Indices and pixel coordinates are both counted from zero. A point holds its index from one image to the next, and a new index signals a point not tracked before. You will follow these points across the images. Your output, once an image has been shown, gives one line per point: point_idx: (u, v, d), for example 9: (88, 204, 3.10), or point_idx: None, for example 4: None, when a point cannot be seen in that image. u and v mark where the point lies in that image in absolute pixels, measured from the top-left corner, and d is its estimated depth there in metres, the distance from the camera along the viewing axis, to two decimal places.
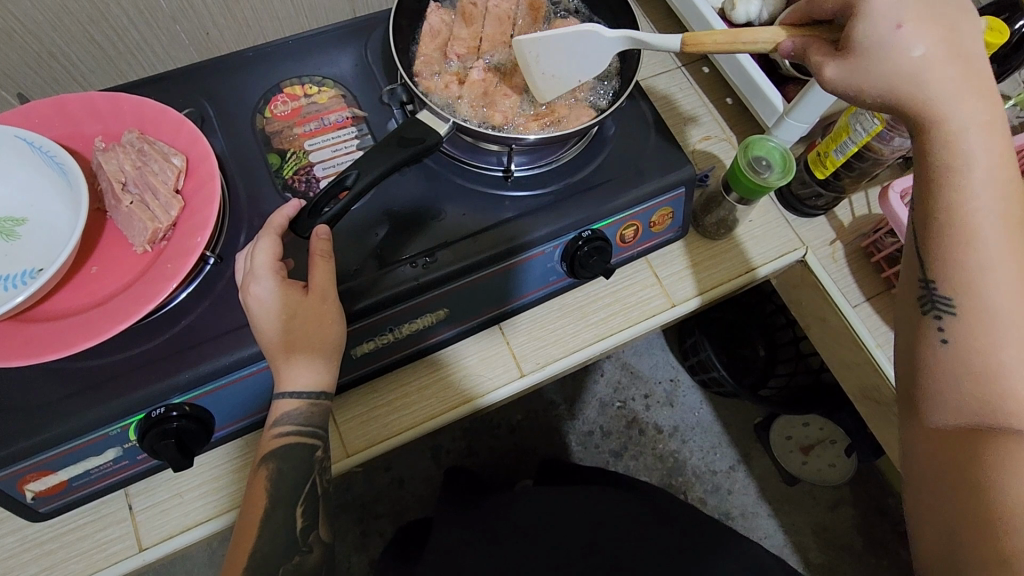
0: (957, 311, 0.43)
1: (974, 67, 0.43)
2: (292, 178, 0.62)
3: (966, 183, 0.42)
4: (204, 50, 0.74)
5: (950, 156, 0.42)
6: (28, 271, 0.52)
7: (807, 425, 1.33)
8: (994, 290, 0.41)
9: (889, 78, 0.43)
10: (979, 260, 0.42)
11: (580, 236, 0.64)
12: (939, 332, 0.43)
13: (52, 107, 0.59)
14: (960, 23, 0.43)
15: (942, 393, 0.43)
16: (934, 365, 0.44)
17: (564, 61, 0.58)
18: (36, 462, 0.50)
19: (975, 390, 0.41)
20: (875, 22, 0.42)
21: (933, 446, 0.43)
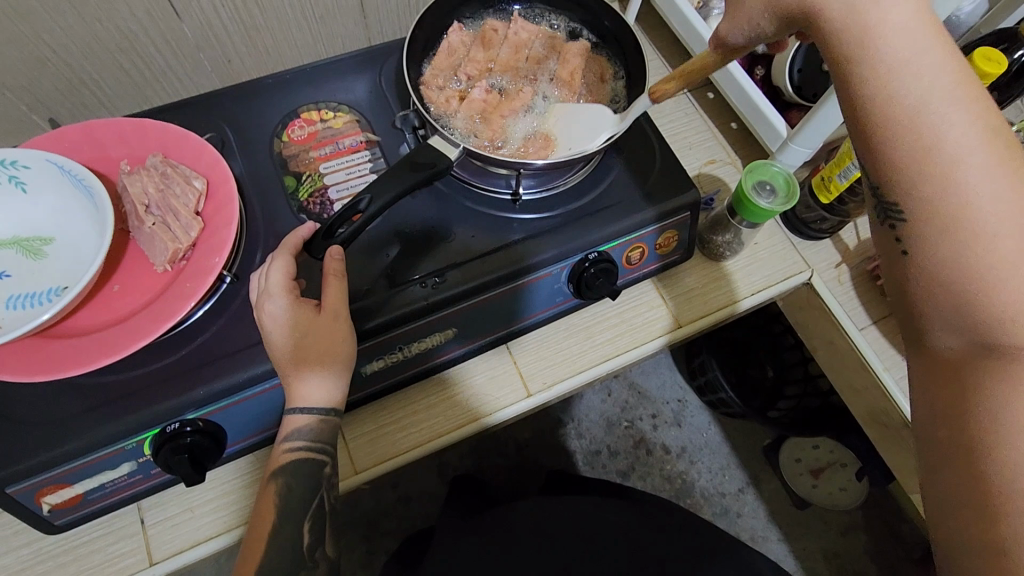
0: (909, 217, 0.39)
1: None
2: (307, 200, 0.64)
3: (883, 74, 0.39)
4: (226, 77, 0.77)
5: (862, 48, 0.40)
6: (53, 289, 0.54)
7: (818, 448, 1.30)
8: (947, 178, 0.38)
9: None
10: (924, 153, 0.38)
11: (586, 257, 0.65)
12: (898, 243, 0.40)
13: (82, 132, 0.61)
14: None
15: (934, 318, 0.40)
16: (912, 286, 0.41)
17: (576, 128, 0.65)
18: (55, 475, 0.52)
19: (958, 299, 0.38)
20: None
21: (937, 388, 0.41)
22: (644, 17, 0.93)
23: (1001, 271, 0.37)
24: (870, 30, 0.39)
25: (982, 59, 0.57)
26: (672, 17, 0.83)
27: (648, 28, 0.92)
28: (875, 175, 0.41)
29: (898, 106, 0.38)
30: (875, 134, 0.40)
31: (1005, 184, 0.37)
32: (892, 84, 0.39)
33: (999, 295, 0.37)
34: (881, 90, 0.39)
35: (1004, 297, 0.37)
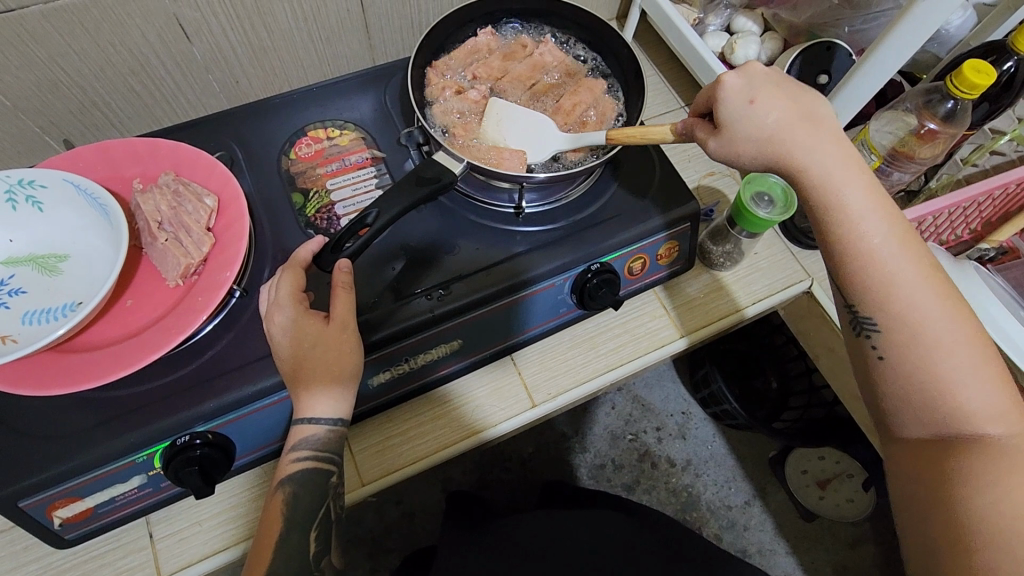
0: (883, 330, 0.48)
1: (824, 128, 0.49)
2: (315, 216, 0.65)
3: (849, 217, 0.48)
4: (234, 98, 0.79)
5: (829, 193, 0.48)
6: (68, 304, 0.55)
7: (824, 459, 1.30)
8: (905, 301, 0.47)
9: (759, 141, 0.49)
10: (886, 281, 0.47)
11: (589, 268, 0.67)
12: (874, 350, 0.48)
13: (96, 152, 0.63)
14: (801, 96, 0.50)
15: (903, 411, 0.48)
16: (884, 385, 0.49)
17: (522, 133, 0.67)
18: (66, 488, 0.52)
19: (924, 395, 0.46)
20: (733, 102, 0.50)
21: (911, 468, 0.48)
22: (641, 34, 0.96)
23: (956, 375, 0.46)
24: (833, 180, 0.48)
25: (971, 70, 0.58)
26: (669, 34, 0.85)
27: (645, 46, 0.94)
28: (850, 295, 0.49)
29: (865, 244, 0.47)
30: (850, 266, 0.48)
31: (946, 309, 0.47)
32: (856, 224, 0.47)
33: (952, 385, 0.46)
34: (837, 204, 0.48)
35: (960, 395, 0.45)
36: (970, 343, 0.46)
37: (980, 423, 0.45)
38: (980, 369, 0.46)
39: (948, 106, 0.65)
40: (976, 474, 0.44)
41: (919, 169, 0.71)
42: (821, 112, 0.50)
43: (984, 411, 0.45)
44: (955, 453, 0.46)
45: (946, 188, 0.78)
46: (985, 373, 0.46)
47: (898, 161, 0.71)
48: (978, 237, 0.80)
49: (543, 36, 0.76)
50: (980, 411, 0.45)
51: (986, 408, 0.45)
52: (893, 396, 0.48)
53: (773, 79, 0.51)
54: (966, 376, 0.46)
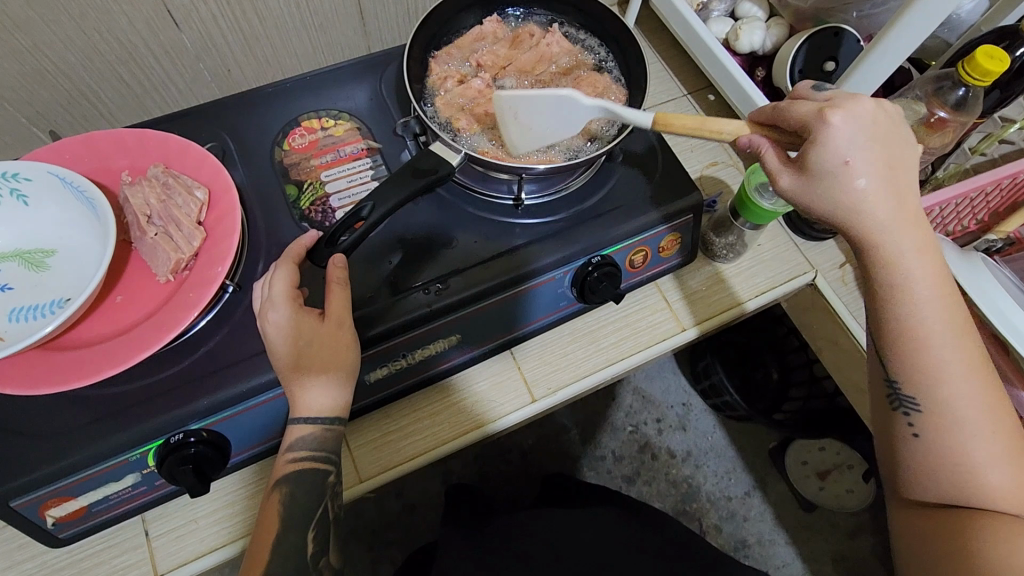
0: (923, 411, 0.47)
1: (908, 200, 0.46)
2: (309, 209, 0.64)
3: (912, 300, 0.46)
4: (226, 87, 0.77)
5: (898, 270, 0.46)
6: (57, 301, 0.54)
7: (824, 450, 1.30)
8: (951, 389, 0.47)
9: (840, 205, 0.45)
10: (934, 367, 0.47)
11: (589, 261, 0.65)
12: (909, 426, 0.48)
13: (83, 144, 0.61)
14: (897, 157, 0.46)
15: (926, 484, 0.48)
16: (911, 457, 0.49)
17: (545, 117, 0.58)
18: (59, 487, 0.51)
19: (952, 474, 0.47)
20: (829, 155, 0.44)
21: (925, 531, 0.49)
22: (643, 19, 0.94)
23: (986, 460, 0.46)
24: (904, 260, 0.46)
25: (984, 57, 0.56)
26: (673, 21, 0.83)
27: (646, 31, 0.92)
28: (893, 372, 0.49)
29: (924, 330, 0.46)
30: (905, 345, 0.47)
31: (986, 397, 0.47)
32: (917, 308, 0.46)
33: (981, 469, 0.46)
34: (908, 286, 0.46)
35: (989, 479, 0.46)
36: (1004, 430, 0.47)
37: (1001, 504, 0.46)
38: (1010, 456, 0.47)
39: (959, 94, 0.64)
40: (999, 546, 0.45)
41: (927, 159, 0.70)
42: (907, 175, 0.46)
43: (1008, 496, 0.46)
44: (977, 527, 0.46)
45: (954, 178, 0.77)
46: (1013, 459, 0.47)
47: None
48: (985, 227, 0.79)
49: (543, 22, 0.74)
50: (1005, 494, 0.46)
51: (1012, 492, 0.46)
52: (919, 469, 0.48)
53: (876, 127, 0.45)
54: (995, 462, 0.46)
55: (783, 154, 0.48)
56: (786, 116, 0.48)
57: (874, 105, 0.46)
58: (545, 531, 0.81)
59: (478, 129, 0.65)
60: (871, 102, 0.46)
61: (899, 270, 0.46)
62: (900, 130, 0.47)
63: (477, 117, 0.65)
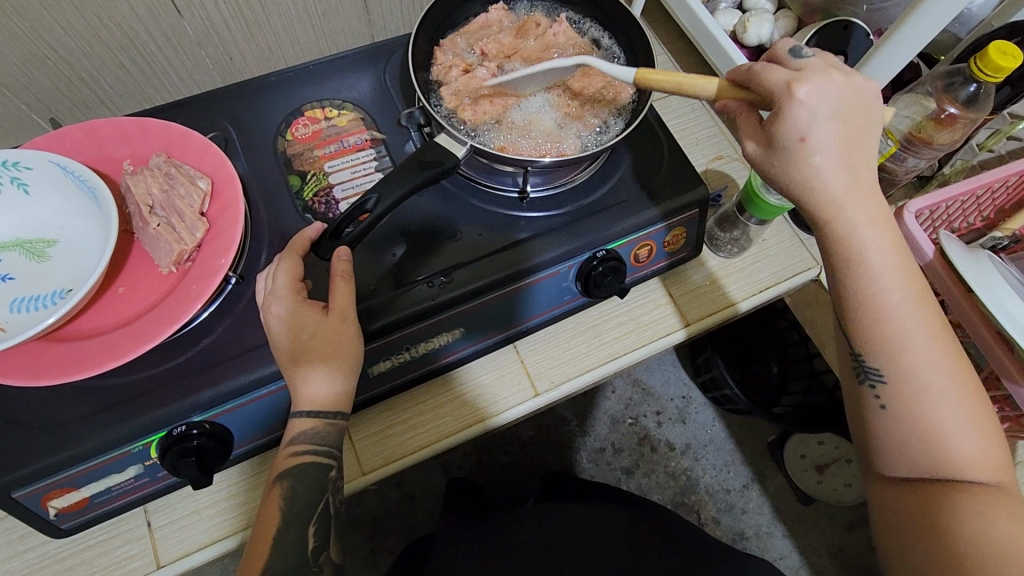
0: (888, 382, 0.48)
1: (865, 174, 0.46)
2: (313, 200, 0.63)
3: (869, 273, 0.46)
4: (228, 74, 0.76)
5: (854, 243, 0.46)
6: (58, 291, 0.54)
7: (823, 444, 1.32)
8: (914, 360, 0.47)
9: (796, 177, 0.45)
10: (895, 337, 0.47)
11: (594, 256, 0.65)
12: (876, 398, 0.49)
13: (84, 132, 0.60)
14: (857, 131, 0.45)
15: (897, 455, 0.49)
16: (880, 430, 0.49)
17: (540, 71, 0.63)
18: (61, 478, 0.51)
19: (920, 445, 0.47)
20: (787, 130, 0.44)
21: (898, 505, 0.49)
22: (649, 10, 0.92)
23: (953, 429, 0.47)
24: (861, 231, 0.46)
25: (996, 53, 0.56)
26: (681, 12, 0.83)
27: (653, 22, 0.91)
28: (857, 345, 0.49)
29: (882, 301, 0.47)
30: (865, 318, 0.47)
31: (950, 367, 0.47)
32: (876, 278, 0.46)
33: (953, 440, 0.47)
34: (862, 260, 0.46)
35: (959, 448, 0.47)
36: (969, 397, 0.47)
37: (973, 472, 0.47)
38: (976, 423, 0.47)
39: (969, 90, 0.63)
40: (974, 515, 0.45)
41: (936, 156, 0.69)
42: (867, 147, 0.46)
43: (978, 463, 0.47)
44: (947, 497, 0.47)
45: (960, 174, 0.77)
46: (980, 427, 0.47)
47: (914, 147, 0.69)
48: (992, 224, 0.79)
49: (550, 11, 0.73)
50: (974, 461, 0.47)
51: (981, 458, 0.47)
52: (889, 441, 0.49)
53: (842, 101, 0.44)
54: (962, 429, 0.47)
55: (754, 120, 0.48)
56: (756, 80, 0.46)
57: (843, 79, 0.45)
58: (545, 523, 0.81)
59: (484, 121, 0.64)
60: (841, 76, 0.45)
61: (851, 244, 0.46)
62: (867, 106, 0.46)
63: (482, 108, 0.64)
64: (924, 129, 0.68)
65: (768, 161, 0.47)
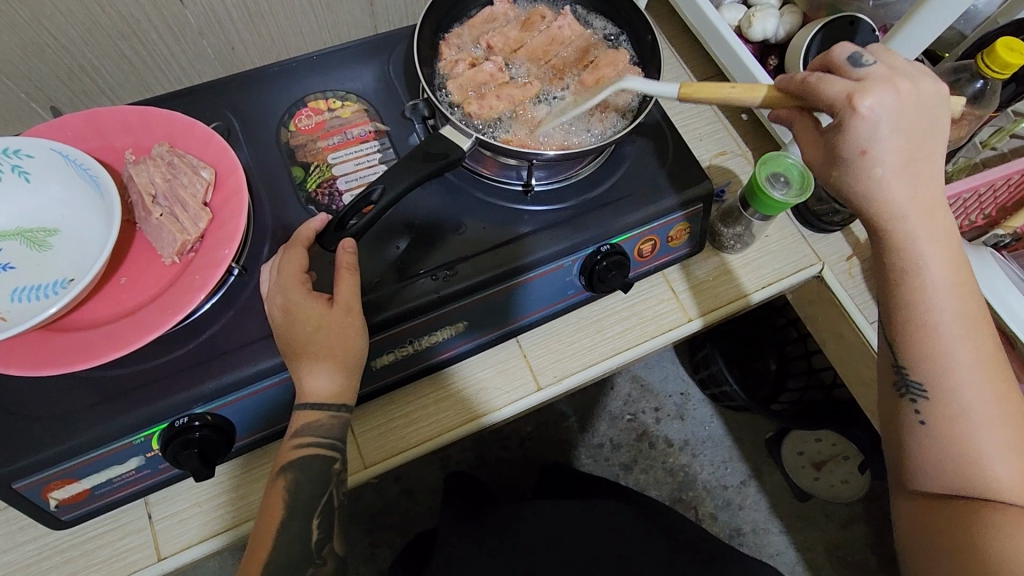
0: (930, 397, 0.48)
1: (926, 189, 0.47)
2: (316, 191, 0.63)
3: (923, 286, 0.47)
4: (229, 64, 0.76)
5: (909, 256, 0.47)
6: (59, 281, 0.53)
7: (820, 441, 1.31)
8: (960, 377, 0.47)
9: (859, 190, 0.47)
10: (943, 355, 0.47)
11: (598, 250, 0.65)
12: (916, 413, 0.48)
13: (85, 120, 0.60)
14: (922, 141, 0.46)
15: (933, 475, 0.48)
16: (919, 448, 0.49)
17: None
18: (62, 469, 0.51)
19: (958, 463, 0.47)
20: (848, 143, 0.46)
21: (933, 530, 0.47)
22: (653, 5, 0.92)
23: (994, 452, 0.46)
24: (916, 246, 0.47)
25: (1003, 49, 0.55)
26: (685, 7, 0.82)
27: (657, 16, 0.91)
28: (901, 357, 0.49)
29: (932, 317, 0.47)
30: (914, 333, 0.48)
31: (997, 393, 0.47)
32: (929, 294, 0.47)
33: (991, 460, 0.46)
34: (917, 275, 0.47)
35: (998, 470, 0.46)
36: (1012, 422, 0.47)
37: (1015, 498, 0.45)
38: (1018, 451, 0.46)
39: (976, 87, 0.63)
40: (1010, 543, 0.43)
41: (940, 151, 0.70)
42: (930, 163, 0.47)
43: (1020, 492, 0.45)
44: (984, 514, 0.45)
45: (963, 171, 0.77)
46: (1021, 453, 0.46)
47: None
48: (993, 222, 0.79)
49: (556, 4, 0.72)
50: (1016, 489, 0.45)
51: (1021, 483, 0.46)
52: (925, 459, 0.48)
53: (907, 112, 0.45)
54: (1004, 456, 0.46)
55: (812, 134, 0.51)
56: (812, 92, 0.47)
57: (909, 88, 0.46)
58: (545, 518, 0.81)
59: (490, 114, 0.64)
60: (908, 87, 0.46)
61: (908, 254, 0.47)
62: (933, 114, 0.46)
63: (488, 101, 0.64)
64: None
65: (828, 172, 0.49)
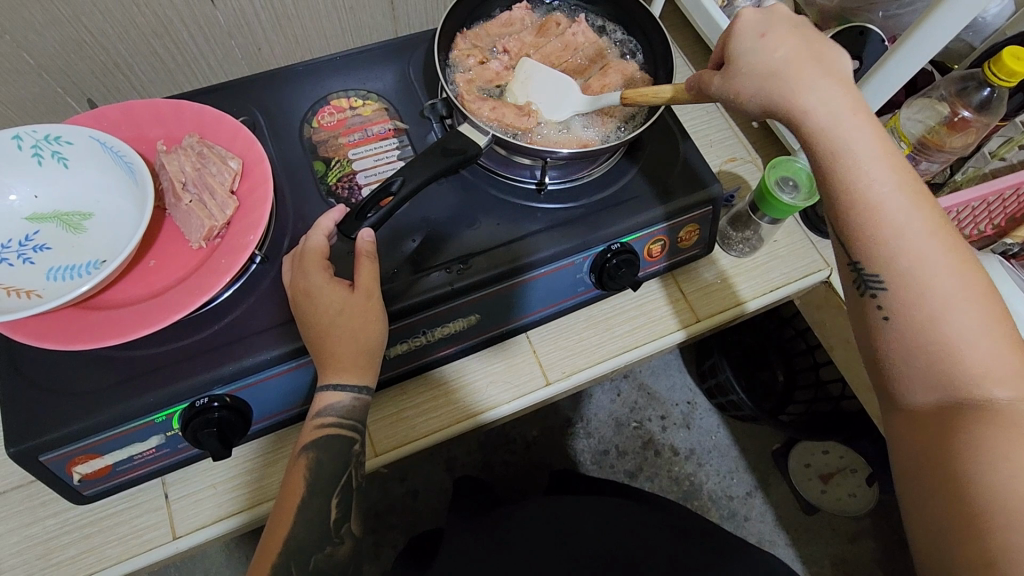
0: (888, 287, 0.46)
1: (834, 71, 0.49)
2: (336, 184, 0.65)
3: (854, 165, 0.47)
4: (254, 64, 0.79)
5: (834, 143, 0.47)
6: (92, 262, 0.56)
7: (828, 453, 1.32)
8: (914, 258, 0.45)
9: (764, 72, 0.49)
10: (892, 238, 0.46)
11: (609, 248, 0.66)
12: (879, 308, 0.47)
13: (121, 112, 0.63)
14: (818, 43, 0.50)
15: (909, 375, 0.46)
16: (889, 347, 0.46)
17: (542, 92, 0.67)
18: (87, 445, 0.53)
19: (932, 357, 0.44)
20: (745, 34, 0.51)
21: (913, 440, 0.45)
22: (667, 14, 0.94)
23: (965, 337, 0.44)
24: (841, 131, 0.47)
25: (1010, 58, 0.57)
26: (698, 17, 0.84)
27: (671, 26, 0.92)
28: (854, 254, 0.48)
29: (871, 196, 0.46)
30: (852, 216, 0.47)
31: (959, 272, 0.45)
32: (861, 177, 0.46)
33: (965, 351, 0.44)
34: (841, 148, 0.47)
35: (970, 357, 0.43)
36: (981, 305, 0.44)
37: (991, 385, 0.43)
38: (991, 333, 0.44)
39: (983, 94, 0.66)
40: (984, 445, 0.42)
41: (948, 160, 0.70)
42: (838, 63, 0.50)
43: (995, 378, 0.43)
44: (963, 415, 0.43)
45: (972, 182, 0.77)
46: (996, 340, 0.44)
47: (927, 150, 0.69)
48: (1001, 232, 0.79)
49: (573, 12, 0.74)
50: (993, 374, 0.43)
51: (999, 373, 0.43)
52: (900, 359, 0.46)
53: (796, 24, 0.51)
54: (976, 338, 0.44)
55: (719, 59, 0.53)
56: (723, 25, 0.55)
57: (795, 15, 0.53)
58: (551, 515, 0.82)
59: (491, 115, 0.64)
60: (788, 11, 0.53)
61: (828, 133, 0.47)
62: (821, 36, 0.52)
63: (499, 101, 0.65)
64: (937, 134, 0.69)
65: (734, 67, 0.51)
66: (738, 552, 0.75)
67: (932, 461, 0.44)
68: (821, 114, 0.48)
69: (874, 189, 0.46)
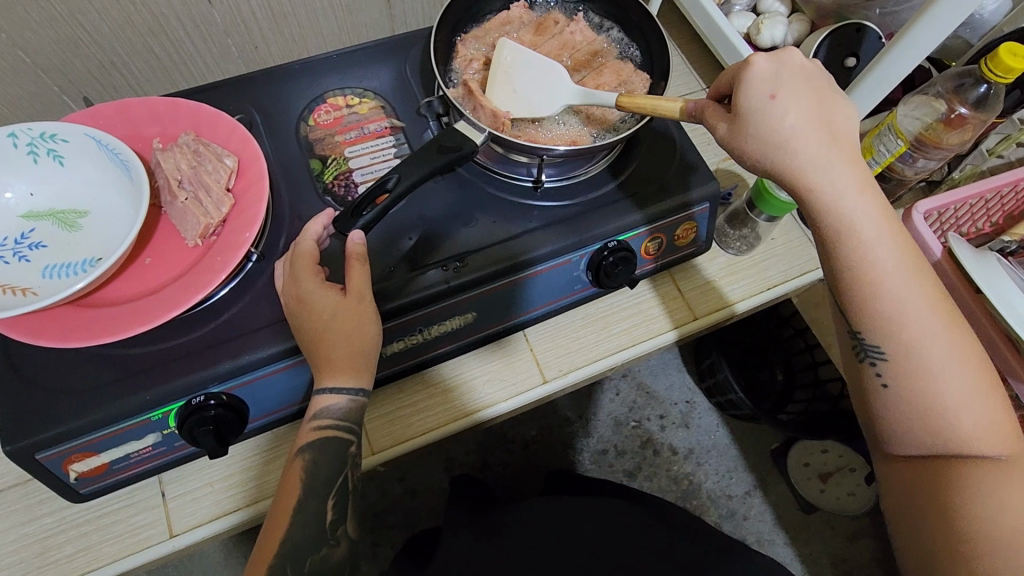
0: (888, 358, 0.49)
1: (841, 138, 0.49)
2: (332, 182, 0.65)
3: (858, 244, 0.48)
4: (251, 62, 0.79)
5: (840, 222, 0.48)
6: (88, 259, 0.56)
7: (827, 452, 1.30)
8: (912, 327, 0.48)
9: (772, 140, 0.48)
10: (893, 313, 0.48)
11: (605, 246, 0.66)
12: (878, 376, 0.50)
13: (117, 110, 0.63)
14: (824, 100, 0.50)
15: (904, 434, 0.50)
16: (886, 407, 0.50)
17: (529, 82, 0.65)
18: (82, 443, 0.53)
19: (927, 422, 0.48)
20: (756, 90, 0.49)
21: (907, 485, 0.51)
22: (664, 13, 0.94)
23: (958, 401, 0.47)
24: (846, 206, 0.48)
25: (1006, 54, 0.57)
26: (695, 14, 0.84)
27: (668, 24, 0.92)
28: (854, 323, 0.50)
29: (875, 271, 0.48)
30: (852, 290, 0.49)
31: (953, 341, 0.48)
32: (865, 251, 0.48)
33: (958, 414, 0.47)
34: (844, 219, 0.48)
35: (963, 419, 0.47)
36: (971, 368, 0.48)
37: (979, 444, 0.47)
38: (980, 391, 0.48)
39: (980, 91, 0.66)
40: (970, 491, 0.47)
41: (946, 157, 0.69)
42: (843, 122, 0.50)
43: (983, 435, 0.48)
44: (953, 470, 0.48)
45: (970, 179, 0.78)
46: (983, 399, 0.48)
47: (924, 148, 0.69)
48: (1000, 230, 0.79)
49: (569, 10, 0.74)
50: (981, 431, 0.48)
51: (986, 431, 0.48)
52: (896, 421, 0.50)
53: (805, 75, 0.50)
54: (967, 399, 0.48)
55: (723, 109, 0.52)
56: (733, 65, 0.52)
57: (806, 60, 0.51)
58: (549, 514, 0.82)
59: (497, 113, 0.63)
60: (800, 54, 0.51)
61: (836, 208, 0.48)
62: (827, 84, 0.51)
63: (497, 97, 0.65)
64: (934, 130, 0.68)
65: (738, 130, 0.50)
66: (736, 551, 0.75)
67: (925, 505, 0.49)
68: (827, 188, 0.48)
69: (879, 264, 0.48)
